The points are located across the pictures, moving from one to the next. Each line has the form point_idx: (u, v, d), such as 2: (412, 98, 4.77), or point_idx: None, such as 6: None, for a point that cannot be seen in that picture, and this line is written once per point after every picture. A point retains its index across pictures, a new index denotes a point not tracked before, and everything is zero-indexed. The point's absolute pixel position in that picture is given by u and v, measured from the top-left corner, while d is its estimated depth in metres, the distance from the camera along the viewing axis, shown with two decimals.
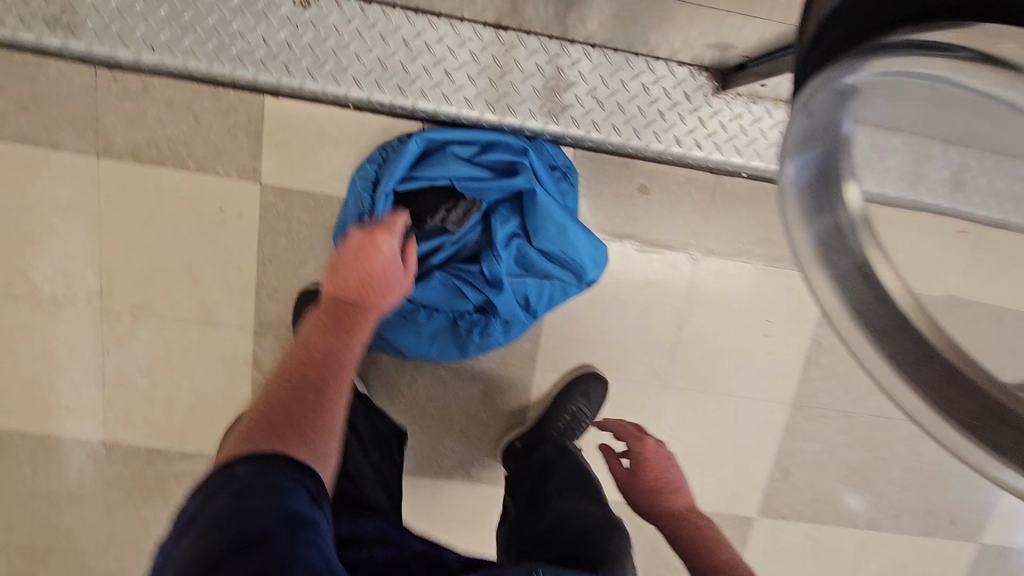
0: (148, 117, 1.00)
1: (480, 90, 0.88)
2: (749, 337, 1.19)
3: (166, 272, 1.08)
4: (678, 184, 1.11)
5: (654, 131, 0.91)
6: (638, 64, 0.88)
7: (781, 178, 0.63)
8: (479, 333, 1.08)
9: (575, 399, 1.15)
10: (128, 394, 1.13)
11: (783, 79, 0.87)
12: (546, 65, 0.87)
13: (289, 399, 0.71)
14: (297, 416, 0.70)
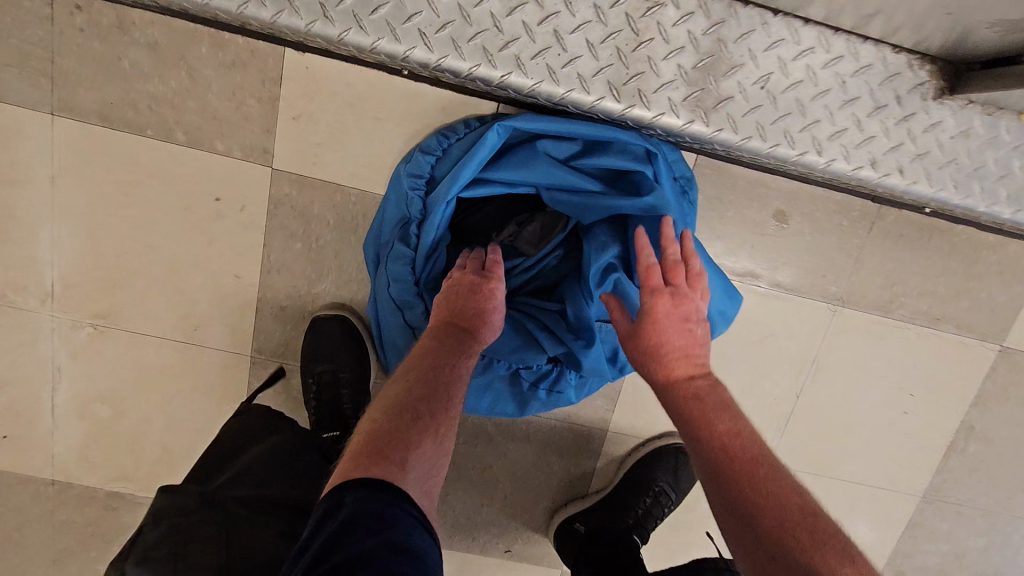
0: (124, 65, 0.73)
1: (603, 64, 0.60)
2: (882, 412, 0.93)
3: (140, 275, 0.81)
4: (826, 211, 0.83)
5: (842, 145, 0.63)
6: (836, 45, 0.60)
7: None
8: (547, 388, 0.82)
9: (661, 475, 0.91)
10: (86, 425, 0.88)
11: None
12: (704, 34, 0.59)
13: (394, 414, 0.58)
14: (409, 436, 0.56)
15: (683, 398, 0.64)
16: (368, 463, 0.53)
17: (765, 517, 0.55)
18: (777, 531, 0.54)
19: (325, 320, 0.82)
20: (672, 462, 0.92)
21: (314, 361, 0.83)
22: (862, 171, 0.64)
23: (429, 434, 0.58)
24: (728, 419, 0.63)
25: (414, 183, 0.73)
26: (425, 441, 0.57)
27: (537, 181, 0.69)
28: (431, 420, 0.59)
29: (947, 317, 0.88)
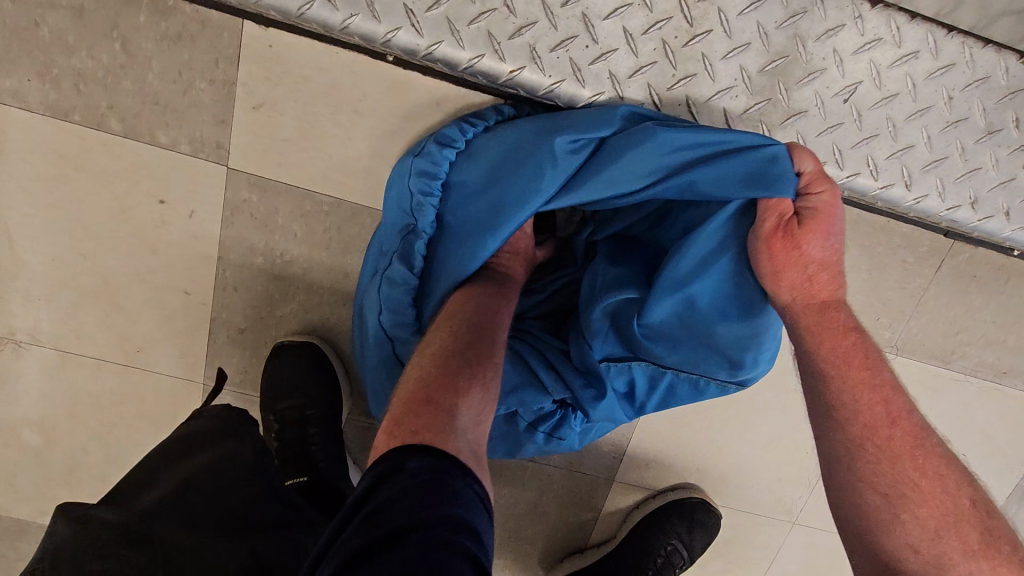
0: (41, 33, 0.58)
1: (642, 61, 0.46)
2: None
3: (71, 287, 0.68)
4: (889, 245, 0.70)
5: (939, 177, 0.49)
6: (946, 49, 0.47)
7: None
8: (546, 434, 0.69)
9: (674, 535, 0.78)
10: (12, 453, 0.75)
11: None
12: (777, 27, 0.45)
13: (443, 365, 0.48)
14: (454, 383, 0.47)
15: (822, 346, 0.53)
16: (416, 422, 0.44)
17: (931, 518, 0.51)
18: (964, 535, 0.51)
19: (286, 350, 0.70)
20: (687, 521, 0.78)
21: (275, 397, 0.71)
22: (959, 211, 0.51)
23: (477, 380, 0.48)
24: (878, 357, 0.53)
25: (426, 187, 0.54)
26: (475, 384, 0.48)
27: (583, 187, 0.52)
28: (479, 363, 0.49)
29: (1014, 372, 0.76)
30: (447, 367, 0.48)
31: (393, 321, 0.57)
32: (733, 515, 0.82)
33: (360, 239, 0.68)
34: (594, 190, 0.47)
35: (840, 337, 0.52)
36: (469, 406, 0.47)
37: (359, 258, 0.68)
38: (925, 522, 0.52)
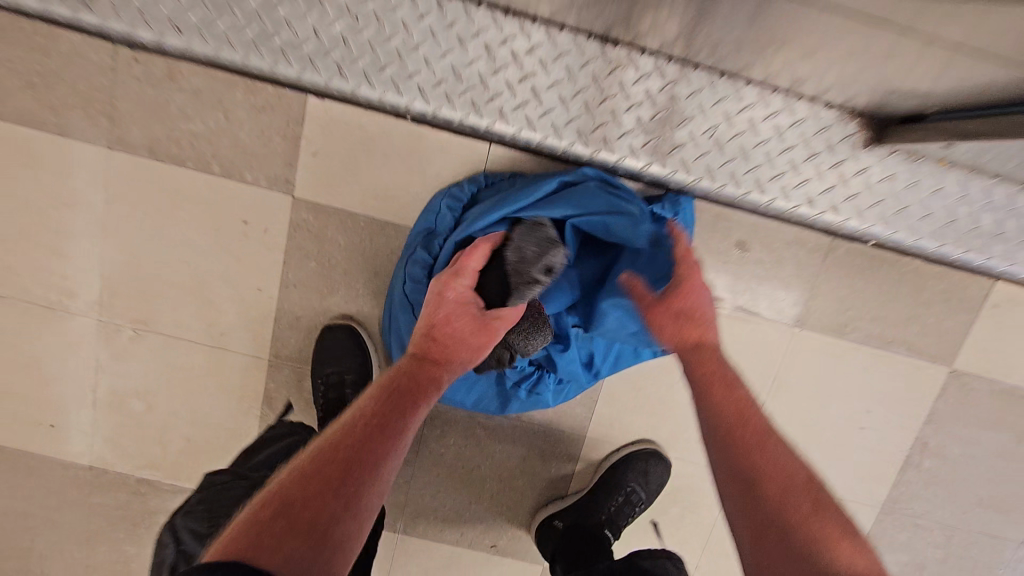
0: (171, 108, 0.85)
1: (573, 115, 0.71)
2: (842, 427, 1.01)
3: (176, 286, 0.93)
4: (783, 242, 0.92)
5: (782, 186, 0.74)
6: (774, 101, 0.71)
7: None
8: (528, 389, 0.91)
9: (630, 478, 0.97)
10: (122, 417, 0.99)
11: (982, 145, 0.65)
12: (659, 91, 0.70)
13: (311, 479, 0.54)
14: (359, 456, 0.59)
15: (700, 370, 0.68)
16: (304, 481, 0.54)
17: (777, 492, 0.59)
18: (800, 502, 0.58)
19: (332, 329, 0.93)
20: (639, 466, 0.98)
21: (321, 366, 0.93)
22: (800, 208, 0.75)
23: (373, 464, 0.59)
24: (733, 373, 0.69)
25: (453, 204, 0.84)
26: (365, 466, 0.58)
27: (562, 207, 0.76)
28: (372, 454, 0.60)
29: (899, 340, 0.97)
30: (347, 446, 0.59)
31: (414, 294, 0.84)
32: (684, 465, 1.02)
33: (387, 246, 0.92)
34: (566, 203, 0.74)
35: (715, 365, 0.68)
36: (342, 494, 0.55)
37: (386, 260, 0.92)
38: (773, 487, 0.60)
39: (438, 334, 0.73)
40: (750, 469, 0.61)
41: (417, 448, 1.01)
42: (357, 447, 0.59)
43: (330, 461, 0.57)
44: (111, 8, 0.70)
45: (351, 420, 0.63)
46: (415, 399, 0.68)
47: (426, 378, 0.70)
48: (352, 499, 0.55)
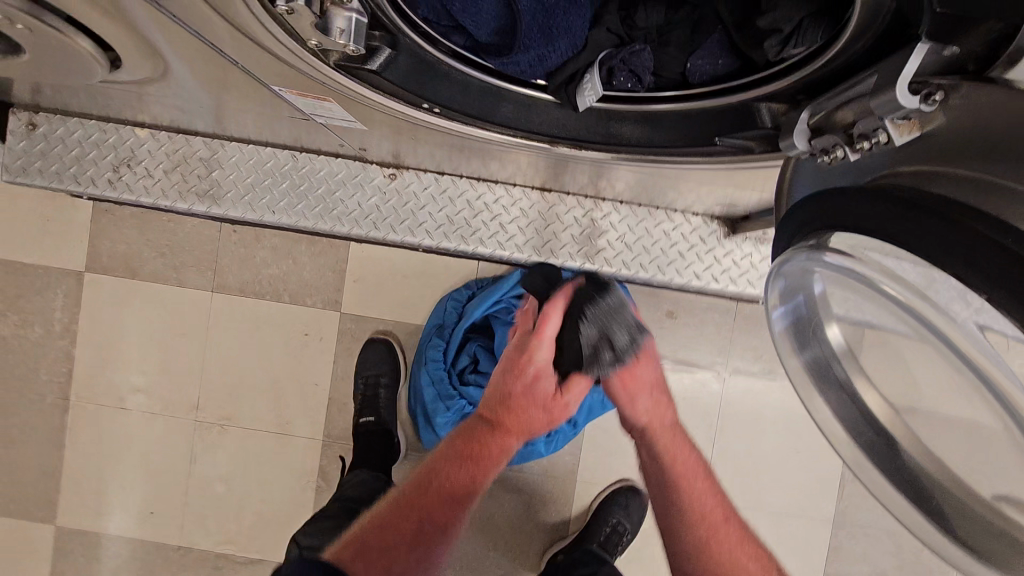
0: (256, 259, 1.22)
1: (528, 238, 1.09)
2: (780, 451, 1.25)
3: (254, 387, 1.24)
4: (702, 309, 1.24)
5: (675, 268, 1.11)
6: (659, 215, 1.08)
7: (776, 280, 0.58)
8: (524, 441, 1.17)
9: (615, 511, 1.20)
10: (208, 500, 1.24)
11: None
12: (583, 218, 1.08)
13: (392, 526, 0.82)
14: (438, 512, 0.84)
15: (670, 453, 0.87)
16: (399, 523, 0.83)
17: (694, 522, 0.85)
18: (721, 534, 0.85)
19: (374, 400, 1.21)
20: (622, 500, 1.21)
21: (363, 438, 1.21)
22: (693, 282, 1.12)
23: (451, 504, 0.85)
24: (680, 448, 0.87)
25: (455, 301, 1.19)
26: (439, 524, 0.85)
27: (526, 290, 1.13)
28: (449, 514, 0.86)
29: None
30: (439, 490, 0.85)
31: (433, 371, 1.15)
32: None
33: (410, 342, 1.24)
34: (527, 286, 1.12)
35: (682, 455, 0.87)
36: (420, 538, 0.83)
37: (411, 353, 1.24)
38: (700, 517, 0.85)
39: (512, 407, 0.84)
40: (692, 516, 0.85)
41: None
42: (442, 496, 0.85)
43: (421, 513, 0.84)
44: (231, 202, 1.07)
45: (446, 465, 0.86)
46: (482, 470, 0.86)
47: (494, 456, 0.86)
48: (419, 555, 0.83)
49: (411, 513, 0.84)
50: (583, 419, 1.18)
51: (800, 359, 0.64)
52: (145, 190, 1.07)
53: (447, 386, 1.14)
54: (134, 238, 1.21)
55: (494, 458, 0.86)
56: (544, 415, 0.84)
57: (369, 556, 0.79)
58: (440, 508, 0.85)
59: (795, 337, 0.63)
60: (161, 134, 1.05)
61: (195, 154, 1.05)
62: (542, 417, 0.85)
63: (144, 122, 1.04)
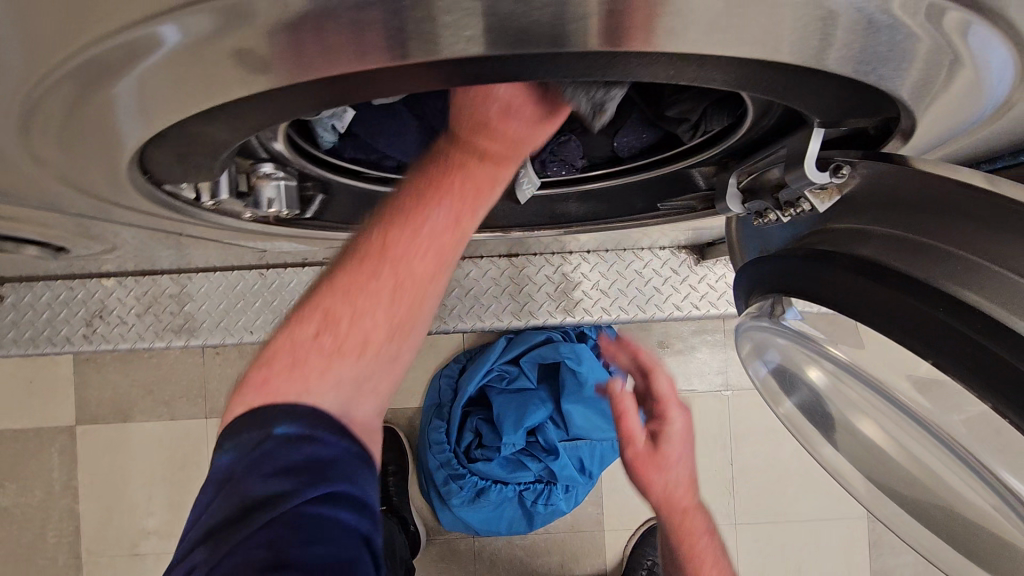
0: (244, 376, 1.21)
1: (505, 304, 1.09)
2: (800, 457, 1.25)
3: None
4: (691, 333, 1.25)
5: (655, 304, 1.10)
6: (627, 256, 1.10)
7: (739, 338, 0.60)
8: (543, 503, 1.15)
9: (649, 551, 1.19)
10: None
11: None
12: (554, 274, 1.09)
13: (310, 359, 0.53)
14: (341, 303, 0.54)
15: (684, 541, 0.78)
16: (298, 382, 0.52)
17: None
18: None
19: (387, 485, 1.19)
20: (654, 539, 1.20)
21: None
22: (674, 313, 1.11)
23: (366, 387, 0.55)
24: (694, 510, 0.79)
25: (448, 377, 1.19)
26: (362, 347, 0.55)
27: (515, 353, 1.13)
28: (365, 331, 0.55)
29: None
30: (347, 314, 0.54)
31: (439, 451, 1.14)
32: None
33: (412, 426, 1.23)
34: (515, 350, 1.13)
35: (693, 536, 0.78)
36: (362, 354, 0.55)
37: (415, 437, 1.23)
38: None
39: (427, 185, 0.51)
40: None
41: None
42: (348, 322, 0.54)
43: (331, 292, 0.55)
44: (209, 331, 1.07)
45: (330, 289, 0.55)
46: (410, 296, 0.55)
47: (398, 241, 0.53)
48: (357, 371, 0.55)
49: (313, 364, 0.53)
50: (598, 470, 1.16)
51: (794, 402, 0.63)
52: (121, 338, 1.06)
53: (456, 464, 1.13)
54: (120, 380, 1.20)
55: (410, 255, 0.53)
56: (429, 261, 0.54)
57: (275, 361, 0.54)
58: (353, 347, 0.55)
59: (779, 379, 0.62)
60: (127, 280, 1.05)
61: (163, 291, 1.06)
62: (446, 225, 0.53)
63: (110, 272, 1.05)
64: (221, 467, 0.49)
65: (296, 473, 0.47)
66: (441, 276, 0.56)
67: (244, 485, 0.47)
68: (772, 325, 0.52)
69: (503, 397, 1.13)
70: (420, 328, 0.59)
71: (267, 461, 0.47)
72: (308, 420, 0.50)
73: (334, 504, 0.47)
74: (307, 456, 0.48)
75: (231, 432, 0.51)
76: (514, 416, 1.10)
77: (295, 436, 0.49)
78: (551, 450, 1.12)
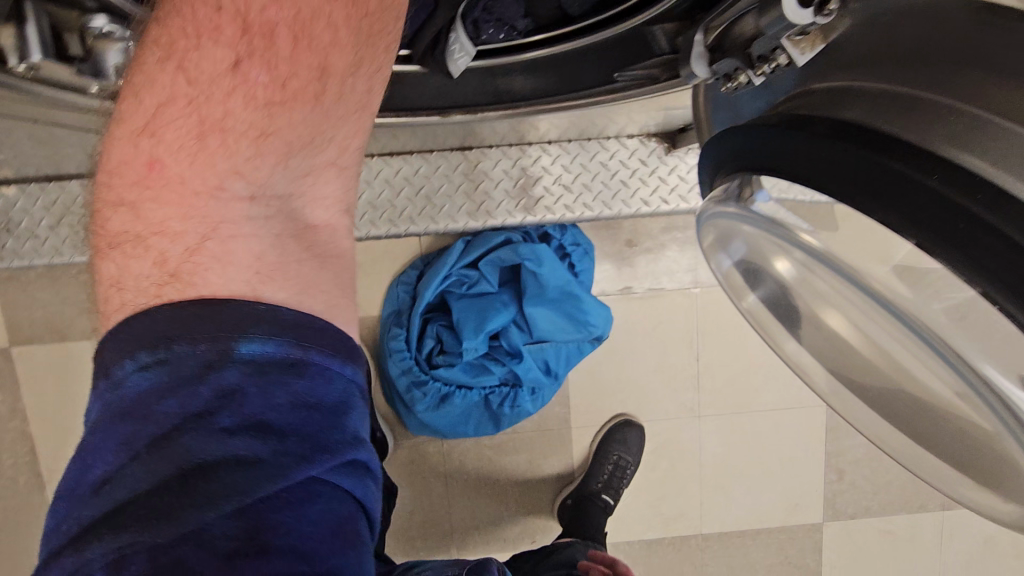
0: None
1: (460, 203, 1.00)
2: (766, 352, 1.25)
3: None
4: (661, 230, 1.19)
5: (622, 199, 1.02)
6: (591, 147, 1.00)
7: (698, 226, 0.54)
8: (510, 405, 1.14)
9: (615, 447, 1.21)
10: None
11: None
12: (513, 168, 1.00)
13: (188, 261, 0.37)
14: (207, 112, 0.36)
15: None
16: (155, 229, 0.37)
17: None
18: None
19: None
20: (620, 436, 1.21)
21: None
22: (641, 210, 1.03)
23: (303, 233, 0.40)
24: None
25: (405, 285, 1.13)
26: (246, 167, 0.37)
27: (474, 256, 1.06)
28: (266, 150, 0.36)
29: None
30: (241, 120, 0.36)
31: (400, 359, 1.11)
32: (656, 425, 1.26)
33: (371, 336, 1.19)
34: (473, 252, 1.05)
35: None
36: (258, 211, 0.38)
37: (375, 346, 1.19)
38: None
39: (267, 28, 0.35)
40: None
41: (446, 479, 1.25)
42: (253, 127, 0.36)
43: (178, 101, 0.36)
44: None
45: (169, 80, 0.36)
46: (316, 111, 0.37)
47: (283, 23, 0.35)
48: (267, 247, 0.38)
49: (184, 200, 0.37)
50: (562, 370, 1.15)
51: (758, 296, 0.59)
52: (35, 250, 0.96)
53: (417, 373, 1.10)
54: (50, 299, 1.12)
55: (306, 38, 0.35)
56: (340, 52, 0.36)
57: (106, 207, 0.38)
58: (244, 160, 0.36)
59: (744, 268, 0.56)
60: (30, 187, 0.94)
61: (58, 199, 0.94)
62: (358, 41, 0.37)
63: (9, 178, 0.93)
64: (158, 407, 0.34)
65: (264, 432, 0.34)
66: (366, 73, 0.39)
67: (185, 442, 0.33)
68: (734, 209, 0.46)
69: (463, 302, 1.07)
70: (334, 159, 0.40)
71: (229, 403, 0.34)
72: (264, 341, 0.36)
73: (336, 461, 0.35)
74: (297, 400, 0.35)
75: (117, 346, 0.36)
76: (475, 321, 1.06)
77: (264, 361, 0.35)
78: (515, 353, 1.10)
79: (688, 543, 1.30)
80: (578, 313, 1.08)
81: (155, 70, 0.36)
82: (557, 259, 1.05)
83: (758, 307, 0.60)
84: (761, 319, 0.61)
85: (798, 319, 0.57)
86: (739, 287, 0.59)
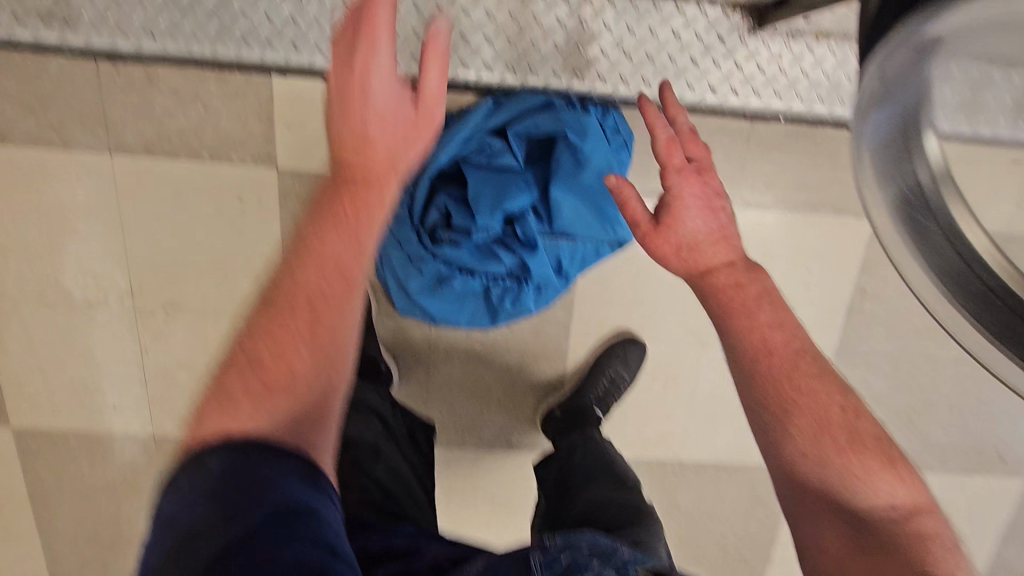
0: (156, 108, 0.97)
1: (499, 51, 0.85)
2: (790, 288, 1.15)
3: (192, 266, 1.06)
4: (710, 133, 1.05)
5: (687, 81, 0.86)
6: (666, 8, 0.82)
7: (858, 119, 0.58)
8: (511, 301, 1.03)
9: (613, 363, 1.13)
10: (171, 388, 1.14)
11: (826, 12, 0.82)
12: (568, 18, 0.83)
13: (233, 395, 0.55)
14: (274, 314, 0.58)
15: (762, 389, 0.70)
16: (225, 410, 0.54)
17: (808, 426, 0.68)
18: (834, 438, 0.67)
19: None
20: (620, 352, 1.14)
21: None
22: (706, 98, 0.87)
23: (315, 316, 0.59)
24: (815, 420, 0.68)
25: None
26: (273, 397, 0.56)
27: (503, 117, 0.87)
28: (286, 395, 0.56)
29: (826, 204, 1.10)
30: (265, 376, 0.56)
31: (398, 228, 0.97)
32: (658, 345, 1.18)
33: None
34: (502, 114, 0.88)
35: (725, 293, 0.75)
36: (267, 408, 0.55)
37: None
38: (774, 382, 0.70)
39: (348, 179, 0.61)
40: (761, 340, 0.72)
41: (430, 370, 1.17)
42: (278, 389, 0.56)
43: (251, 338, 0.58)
44: (92, 26, 0.90)
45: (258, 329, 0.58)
46: (320, 332, 0.58)
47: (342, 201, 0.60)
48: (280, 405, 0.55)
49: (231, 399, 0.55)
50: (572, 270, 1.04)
51: (888, 193, 0.62)
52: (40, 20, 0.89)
53: (416, 247, 0.97)
54: None
55: (339, 221, 0.60)
56: (330, 298, 0.59)
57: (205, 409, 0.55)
58: (260, 391, 0.55)
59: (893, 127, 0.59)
60: None
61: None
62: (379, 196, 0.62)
63: None
64: (178, 516, 0.49)
65: (233, 515, 0.48)
66: (374, 194, 0.61)
67: (198, 516, 0.48)
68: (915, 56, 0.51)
69: (481, 172, 0.92)
70: (300, 376, 0.57)
71: (195, 487, 0.49)
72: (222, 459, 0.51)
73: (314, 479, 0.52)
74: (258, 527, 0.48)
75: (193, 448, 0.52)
76: (493, 195, 0.91)
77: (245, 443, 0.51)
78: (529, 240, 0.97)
79: (663, 467, 1.27)
80: (612, 208, 0.92)
81: (250, 337, 0.58)
82: (604, 136, 0.87)
83: (881, 201, 0.62)
84: (886, 205, 0.62)
85: (927, 189, 0.64)
86: (872, 176, 0.61)
